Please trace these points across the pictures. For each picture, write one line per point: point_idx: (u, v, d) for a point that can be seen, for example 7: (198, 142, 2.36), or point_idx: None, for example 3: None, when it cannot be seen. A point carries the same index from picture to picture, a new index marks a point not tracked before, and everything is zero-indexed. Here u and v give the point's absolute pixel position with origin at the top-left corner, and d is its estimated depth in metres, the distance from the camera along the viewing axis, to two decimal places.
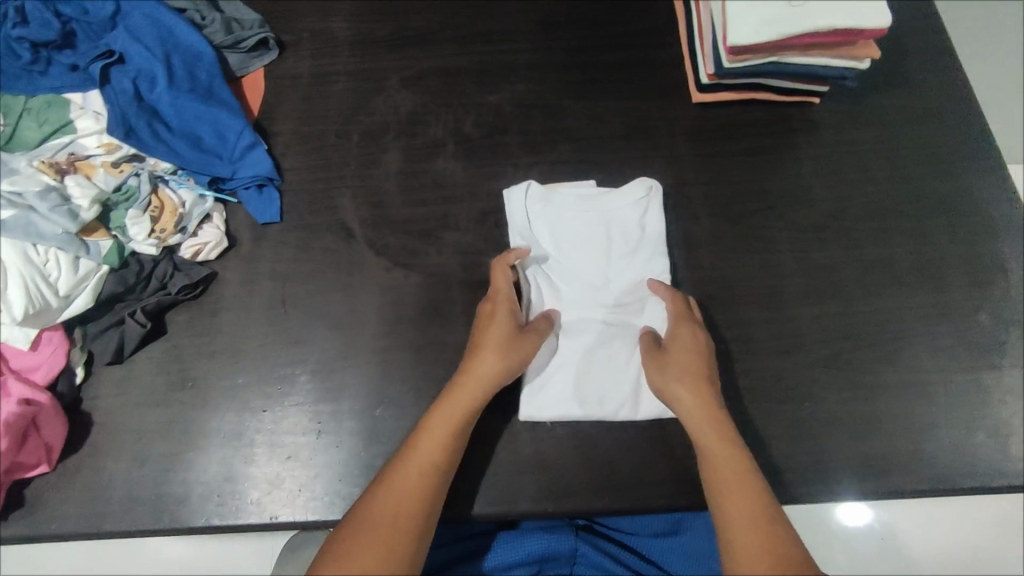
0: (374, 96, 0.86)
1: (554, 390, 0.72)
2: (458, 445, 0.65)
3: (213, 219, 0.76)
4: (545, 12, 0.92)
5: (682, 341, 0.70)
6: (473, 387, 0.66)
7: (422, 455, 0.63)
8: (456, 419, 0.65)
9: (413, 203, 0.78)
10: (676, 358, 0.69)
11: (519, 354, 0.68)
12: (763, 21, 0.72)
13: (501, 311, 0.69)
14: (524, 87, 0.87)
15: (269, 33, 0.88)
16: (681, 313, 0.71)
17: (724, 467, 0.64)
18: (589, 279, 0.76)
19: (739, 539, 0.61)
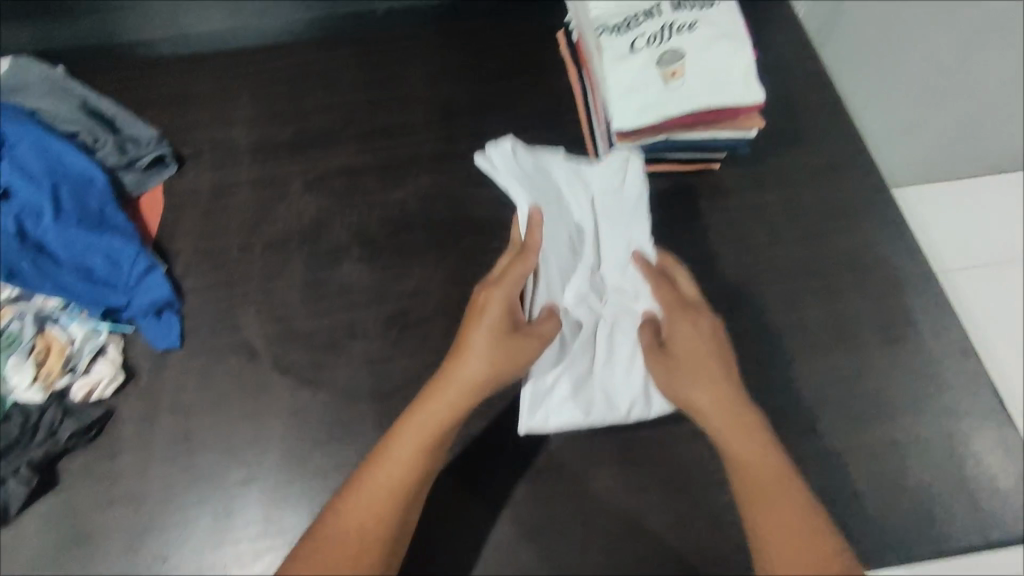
0: (277, 204, 0.85)
1: (557, 397, 0.72)
2: (439, 449, 0.64)
3: (109, 352, 0.73)
4: (446, 101, 0.93)
5: (683, 330, 0.68)
6: (461, 390, 0.65)
7: (400, 461, 0.62)
8: (438, 423, 0.64)
9: (319, 315, 0.77)
10: (680, 350, 0.67)
11: (513, 358, 0.66)
12: (642, 107, 0.73)
13: (493, 307, 0.67)
14: (429, 179, 0.86)
15: (168, 147, 0.87)
16: (677, 308, 0.69)
17: (745, 454, 0.62)
18: (582, 267, 0.76)
19: (767, 528, 0.59)
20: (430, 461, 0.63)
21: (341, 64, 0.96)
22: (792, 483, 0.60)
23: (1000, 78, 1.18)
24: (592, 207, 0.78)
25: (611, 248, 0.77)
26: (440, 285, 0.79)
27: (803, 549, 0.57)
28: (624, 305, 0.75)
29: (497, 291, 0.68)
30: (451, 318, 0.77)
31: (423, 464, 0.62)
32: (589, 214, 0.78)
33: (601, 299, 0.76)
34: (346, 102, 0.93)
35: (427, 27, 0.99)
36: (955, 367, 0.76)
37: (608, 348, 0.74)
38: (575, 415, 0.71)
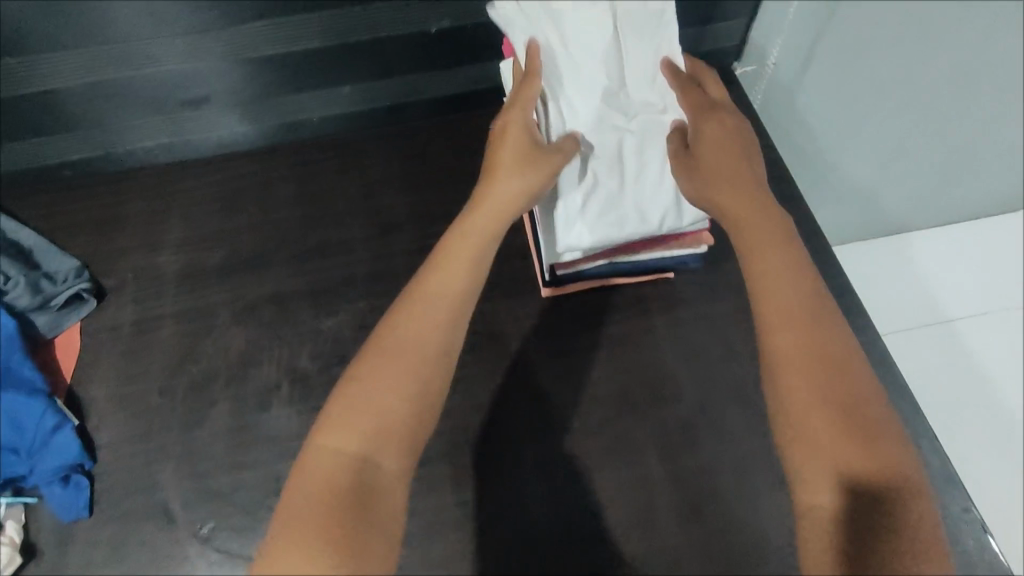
0: (203, 338, 0.80)
1: (583, 219, 0.67)
2: (480, 272, 0.57)
3: (7, 535, 0.66)
4: (387, 213, 0.89)
5: (711, 128, 0.63)
6: (497, 208, 0.59)
7: (440, 281, 0.55)
8: (476, 244, 0.58)
9: (240, 468, 0.71)
10: (708, 154, 0.62)
11: (546, 172, 0.60)
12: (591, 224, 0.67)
13: (515, 128, 0.62)
14: (366, 305, 0.82)
15: (87, 283, 0.82)
16: (703, 108, 0.64)
17: (786, 276, 0.54)
18: (610, 98, 0.66)
19: (796, 342, 0.51)
20: (472, 280, 0.56)
21: (277, 177, 0.93)
22: (825, 300, 0.54)
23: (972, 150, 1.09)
24: (613, 21, 0.64)
25: (644, 75, 0.66)
26: None
27: (826, 361, 0.51)
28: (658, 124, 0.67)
29: (516, 115, 0.61)
30: None
31: (466, 281, 0.55)
32: (616, 41, 0.64)
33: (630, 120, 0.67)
34: (281, 219, 0.89)
35: (370, 131, 0.97)
36: (938, 500, 0.69)
37: (637, 167, 0.67)
38: (605, 231, 0.67)
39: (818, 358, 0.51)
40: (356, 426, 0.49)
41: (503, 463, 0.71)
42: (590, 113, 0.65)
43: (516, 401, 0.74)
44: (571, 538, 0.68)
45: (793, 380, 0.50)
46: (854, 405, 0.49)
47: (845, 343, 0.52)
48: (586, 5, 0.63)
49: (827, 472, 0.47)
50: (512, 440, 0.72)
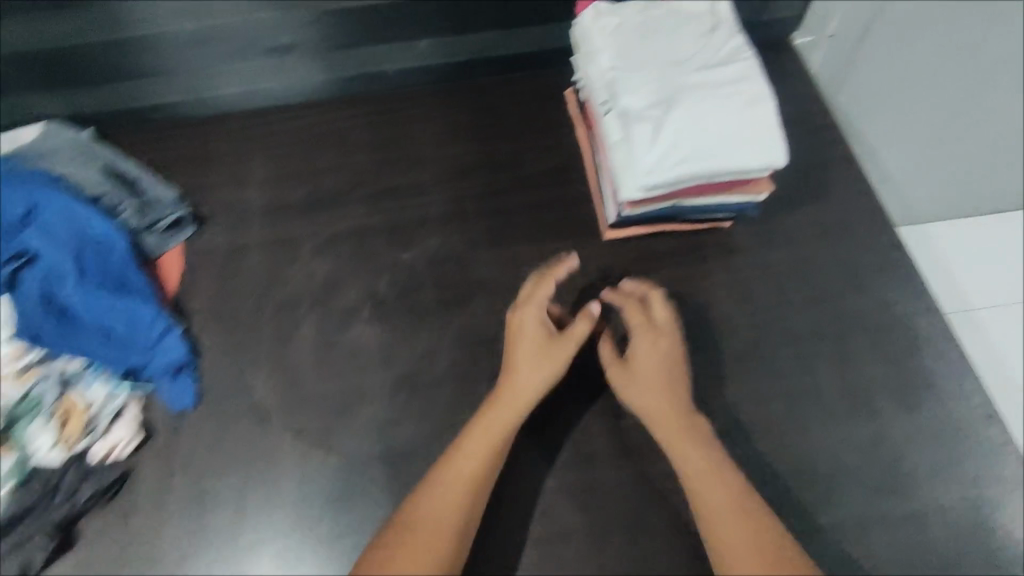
0: (288, 266, 0.86)
1: (652, 156, 0.70)
2: (497, 457, 0.67)
3: (129, 414, 0.75)
4: (458, 161, 0.95)
5: (645, 345, 0.72)
6: (513, 400, 0.70)
7: (460, 468, 0.66)
8: (495, 431, 0.68)
9: (327, 376, 0.77)
10: (640, 366, 0.71)
11: (556, 366, 0.71)
12: (658, 156, 0.70)
13: (530, 326, 0.73)
14: (439, 241, 0.87)
15: (187, 210, 0.90)
16: (640, 326, 0.74)
17: (705, 474, 0.65)
18: (675, 67, 0.74)
19: (729, 532, 0.62)
20: (488, 469, 0.66)
21: (351, 125, 0.99)
22: (742, 488, 0.64)
23: (1013, 119, 1.16)
24: (675, 24, 0.78)
25: (708, 54, 0.75)
26: (449, 348, 0.79)
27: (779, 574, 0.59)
28: (722, 80, 0.73)
29: (531, 308, 0.74)
30: (458, 383, 0.77)
31: (481, 468, 0.66)
32: (678, 35, 0.77)
33: (696, 78, 0.73)
34: (357, 164, 0.95)
35: (429, 87, 1.02)
36: (976, 436, 0.74)
37: (704, 108, 0.70)
38: (673, 165, 0.69)
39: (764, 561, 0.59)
40: None
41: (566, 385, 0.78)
42: (654, 78, 0.74)
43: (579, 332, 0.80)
44: (629, 453, 0.75)
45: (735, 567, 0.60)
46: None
47: (778, 531, 0.62)
48: (647, 16, 0.78)
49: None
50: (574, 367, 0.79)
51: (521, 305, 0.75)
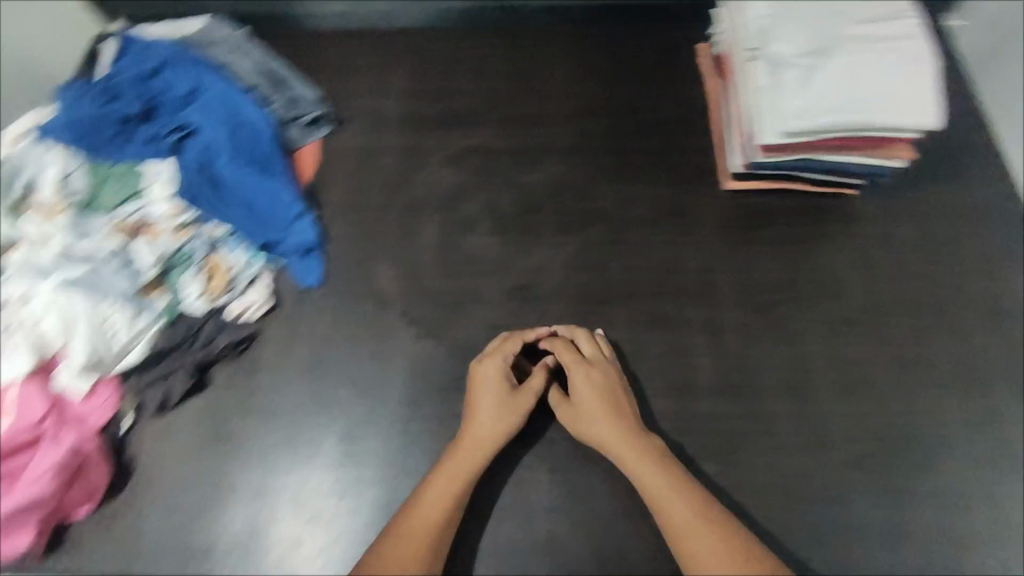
0: (418, 172, 0.91)
1: (796, 103, 0.71)
2: (457, 507, 0.66)
3: (263, 282, 0.81)
4: (586, 97, 0.97)
5: (587, 381, 0.71)
6: (472, 450, 0.68)
7: (416, 521, 0.64)
8: (451, 480, 0.66)
9: (447, 275, 0.82)
10: (584, 400, 0.70)
11: (517, 418, 0.70)
12: (801, 103, 0.71)
13: (491, 380, 0.71)
14: (561, 168, 0.91)
15: (326, 111, 0.96)
16: (573, 360, 0.73)
17: (665, 493, 0.63)
18: (832, 21, 0.74)
19: (704, 551, 0.59)
20: (447, 519, 0.64)
21: (486, 53, 1.03)
22: (699, 495, 0.63)
23: None
24: None
25: (869, 11, 0.75)
26: (561, 268, 0.82)
27: None
28: (880, 39, 0.73)
29: (490, 360, 0.73)
30: (568, 299, 0.80)
31: (440, 519, 0.64)
32: None
33: (851, 34, 0.73)
34: (489, 90, 0.99)
35: (564, 25, 1.04)
36: None
37: (856, 64, 0.71)
38: (817, 113, 0.70)
39: None
40: None
41: (675, 320, 0.78)
42: (809, 28, 0.74)
43: (690, 269, 0.81)
44: (730, 390, 0.74)
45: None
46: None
47: (744, 536, 0.61)
48: None
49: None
50: (682, 303, 0.79)
51: (477, 361, 0.74)
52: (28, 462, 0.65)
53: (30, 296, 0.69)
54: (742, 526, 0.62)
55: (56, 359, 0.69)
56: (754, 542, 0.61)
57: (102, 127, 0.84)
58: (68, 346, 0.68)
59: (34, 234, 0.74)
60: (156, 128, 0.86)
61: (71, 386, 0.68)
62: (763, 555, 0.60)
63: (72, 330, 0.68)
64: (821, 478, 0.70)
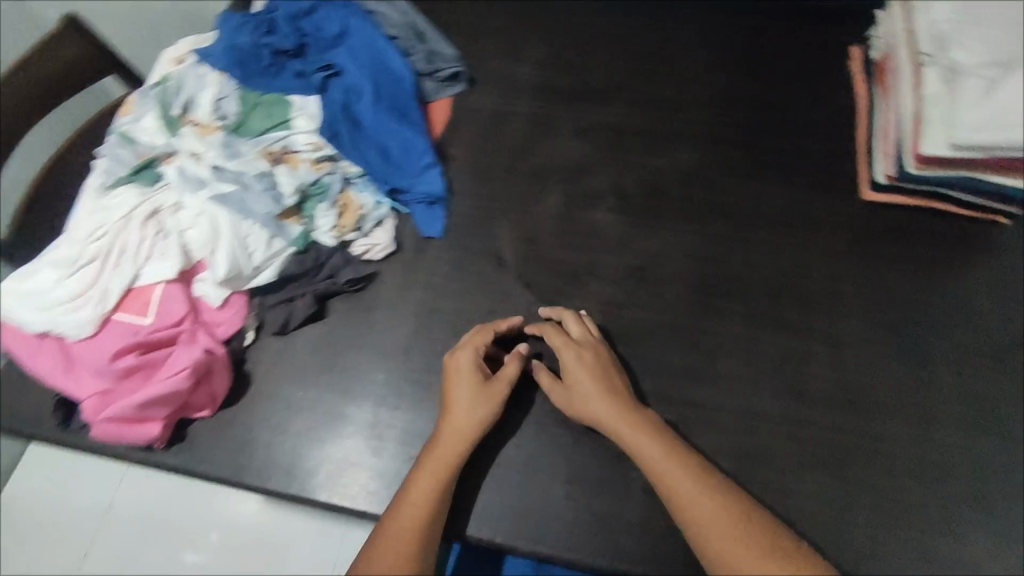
0: (546, 140, 0.91)
1: (976, 116, 0.70)
2: (445, 494, 0.65)
3: (387, 225, 0.82)
4: (726, 87, 0.94)
5: (580, 365, 0.70)
6: (451, 439, 0.68)
7: (405, 516, 0.63)
8: (432, 470, 0.66)
9: (566, 245, 0.82)
10: (577, 382, 0.70)
11: (493, 407, 0.69)
12: (982, 117, 0.70)
13: (465, 371, 0.71)
14: (690, 157, 0.88)
15: (463, 69, 0.96)
16: (565, 342, 0.72)
17: (666, 467, 0.64)
18: None
19: (706, 522, 0.61)
20: (436, 509, 0.64)
21: (625, 30, 1.00)
22: (695, 467, 0.64)
23: None
24: None
25: None
26: (683, 255, 0.81)
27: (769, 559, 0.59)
28: None
29: (465, 351, 0.72)
30: (687, 288, 0.78)
31: (429, 511, 0.64)
32: None
33: None
34: (623, 68, 0.97)
35: (708, 12, 1.01)
36: None
37: None
38: (1000, 129, 0.69)
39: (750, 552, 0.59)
40: None
41: (795, 324, 0.76)
42: (1007, 37, 0.72)
43: (817, 276, 0.79)
44: (846, 403, 0.72)
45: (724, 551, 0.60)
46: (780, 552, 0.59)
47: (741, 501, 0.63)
48: None
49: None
50: (805, 309, 0.77)
51: (456, 349, 0.73)
52: (165, 358, 0.70)
53: (184, 204, 0.75)
54: (734, 488, 0.64)
55: (199, 267, 0.74)
56: (754, 506, 0.63)
57: (256, 58, 0.88)
58: (212, 256, 0.72)
59: (191, 148, 0.79)
60: (305, 66, 0.89)
61: (207, 294, 0.73)
62: (763, 518, 0.62)
63: (218, 241, 0.73)
64: (939, 512, 0.66)
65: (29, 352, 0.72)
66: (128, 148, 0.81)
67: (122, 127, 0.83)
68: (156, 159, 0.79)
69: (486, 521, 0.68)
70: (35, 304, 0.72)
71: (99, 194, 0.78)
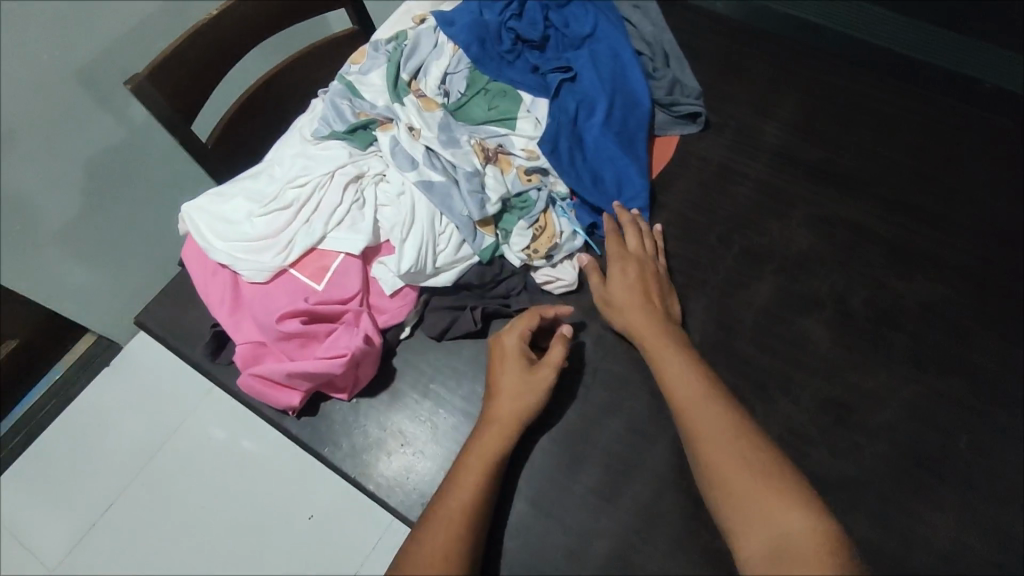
0: (773, 218, 0.80)
1: None
2: (493, 482, 0.62)
3: (575, 260, 0.75)
4: (1004, 224, 0.79)
5: (621, 277, 0.70)
6: (497, 427, 0.64)
7: (454, 499, 0.60)
8: (478, 454, 0.63)
9: (763, 347, 0.72)
10: (615, 287, 0.70)
11: (538, 393, 0.65)
12: None
13: (511, 354, 0.67)
14: (941, 291, 0.74)
15: (703, 110, 0.85)
16: (615, 250, 0.72)
17: (671, 372, 0.64)
18: None
19: (699, 439, 0.59)
20: (484, 497, 0.61)
21: (902, 118, 0.87)
22: (703, 376, 0.63)
23: None
24: None
25: None
26: (898, 406, 0.68)
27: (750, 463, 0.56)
28: None
29: (511, 330, 0.68)
30: (892, 447, 0.66)
31: (476, 499, 0.60)
32: None
33: None
34: (887, 159, 0.83)
35: (1006, 131, 0.85)
36: None
37: None
38: None
39: (731, 452, 0.57)
40: None
41: (1013, 542, 0.62)
42: None
43: None
44: None
45: (713, 465, 0.57)
46: (772, 477, 0.55)
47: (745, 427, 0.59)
48: None
49: (780, 559, 0.50)
50: None
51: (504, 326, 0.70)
52: (325, 334, 0.68)
53: (388, 177, 0.72)
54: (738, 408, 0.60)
55: (382, 248, 0.71)
56: (752, 424, 0.60)
57: (497, 40, 0.83)
58: (401, 245, 0.68)
59: (410, 121, 0.75)
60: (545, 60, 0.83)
61: (383, 279, 0.70)
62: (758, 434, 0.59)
63: (410, 231, 0.69)
64: None
65: (204, 276, 0.72)
66: (351, 101, 0.78)
67: (349, 75, 0.81)
68: (374, 122, 0.76)
69: None
70: (222, 231, 0.72)
71: (311, 140, 0.76)
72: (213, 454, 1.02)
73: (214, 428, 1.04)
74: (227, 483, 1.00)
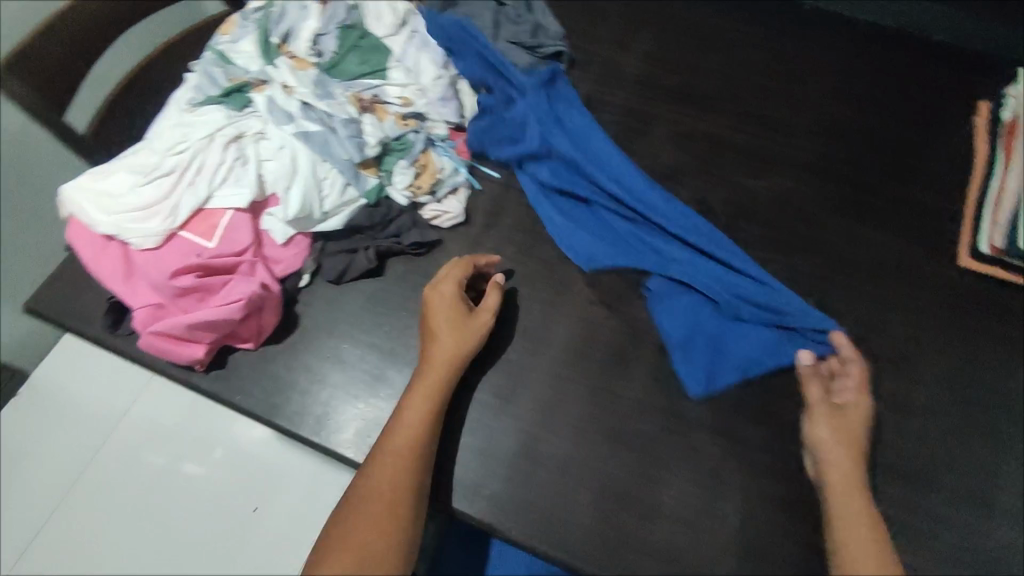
0: (639, 138, 0.87)
1: None
2: (439, 418, 0.66)
3: (458, 194, 0.80)
4: (840, 120, 0.89)
5: (857, 418, 0.66)
6: (436, 368, 0.67)
7: (402, 436, 0.63)
8: (426, 395, 0.66)
9: None
10: (854, 421, 0.65)
11: (473, 335, 0.69)
12: None
13: (449, 301, 0.70)
14: (787, 183, 0.84)
15: (566, 49, 0.91)
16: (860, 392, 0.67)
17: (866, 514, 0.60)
18: None
19: None
20: (430, 432, 0.65)
21: (745, 41, 0.96)
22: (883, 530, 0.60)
23: None
24: None
25: None
26: None
27: None
28: None
29: (449, 281, 0.71)
30: None
31: (422, 434, 0.64)
32: None
33: None
34: (738, 77, 0.92)
35: (837, 41, 0.95)
36: None
37: None
38: None
39: None
40: (362, 520, 0.59)
41: None
42: None
43: (896, 335, 0.74)
44: (896, 470, 0.67)
45: None
46: None
47: None
48: None
49: None
50: (874, 367, 0.73)
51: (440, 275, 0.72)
52: (221, 286, 0.70)
53: (268, 134, 0.74)
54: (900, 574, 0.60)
55: (270, 201, 0.74)
56: None
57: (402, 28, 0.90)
58: (286, 192, 0.71)
59: (284, 80, 0.79)
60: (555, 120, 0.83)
61: (274, 229, 0.73)
62: None
63: (292, 179, 0.72)
64: None
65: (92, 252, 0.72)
66: (223, 68, 0.80)
67: (220, 45, 0.83)
68: (248, 85, 0.78)
69: (501, 510, 0.65)
70: (107, 207, 0.72)
71: (187, 109, 0.77)
72: (139, 480, 0.81)
73: (147, 452, 0.82)
74: (157, 511, 0.80)
